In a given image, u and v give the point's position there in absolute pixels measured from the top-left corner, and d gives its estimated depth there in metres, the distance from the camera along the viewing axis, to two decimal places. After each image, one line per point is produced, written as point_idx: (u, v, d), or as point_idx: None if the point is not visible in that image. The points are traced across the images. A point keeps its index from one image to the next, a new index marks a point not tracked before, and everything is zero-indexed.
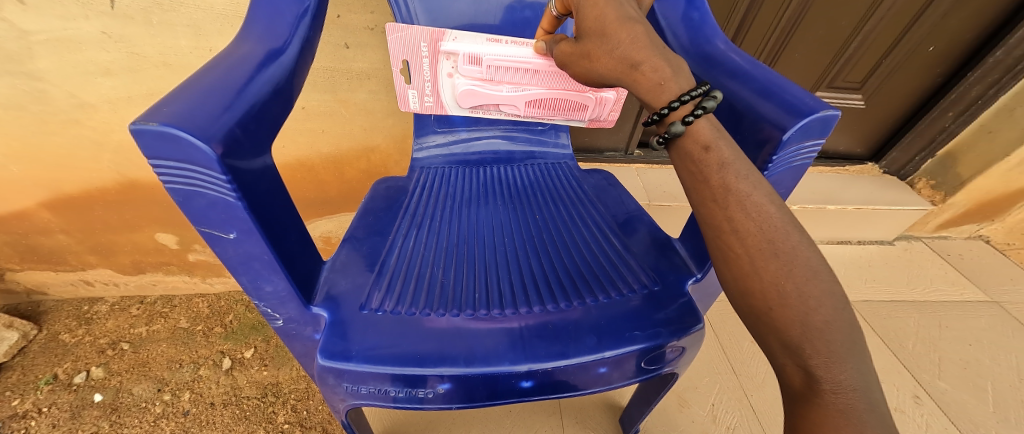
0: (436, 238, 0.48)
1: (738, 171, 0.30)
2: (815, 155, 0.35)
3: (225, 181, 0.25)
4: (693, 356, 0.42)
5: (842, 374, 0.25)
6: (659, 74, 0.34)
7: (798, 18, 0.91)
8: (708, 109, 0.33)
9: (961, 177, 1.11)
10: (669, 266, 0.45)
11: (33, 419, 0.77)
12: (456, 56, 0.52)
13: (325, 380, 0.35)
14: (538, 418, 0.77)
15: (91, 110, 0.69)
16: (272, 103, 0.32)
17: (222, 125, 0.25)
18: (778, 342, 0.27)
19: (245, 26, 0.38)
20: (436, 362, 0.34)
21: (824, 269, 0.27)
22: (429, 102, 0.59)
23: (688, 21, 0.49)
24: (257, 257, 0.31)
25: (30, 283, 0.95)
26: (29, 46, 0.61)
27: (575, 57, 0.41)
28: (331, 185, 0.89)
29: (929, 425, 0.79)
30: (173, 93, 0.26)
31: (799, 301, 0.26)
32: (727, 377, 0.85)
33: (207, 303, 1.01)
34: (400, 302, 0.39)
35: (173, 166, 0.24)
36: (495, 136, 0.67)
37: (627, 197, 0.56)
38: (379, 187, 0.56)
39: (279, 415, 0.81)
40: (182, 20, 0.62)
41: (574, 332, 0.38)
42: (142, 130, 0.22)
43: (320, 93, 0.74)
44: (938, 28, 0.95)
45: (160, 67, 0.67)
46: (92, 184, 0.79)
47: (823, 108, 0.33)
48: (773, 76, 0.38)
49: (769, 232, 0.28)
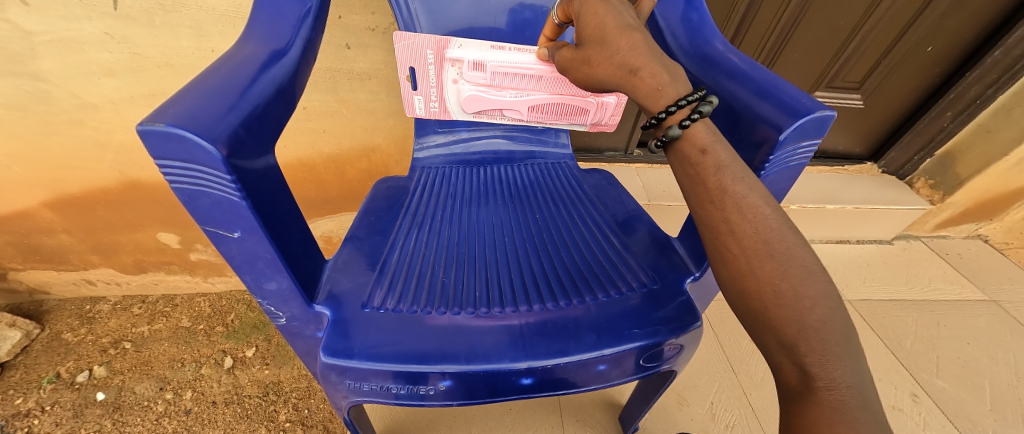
0: (437, 237, 0.49)
1: (735, 173, 0.30)
2: (811, 155, 0.36)
3: (230, 181, 0.26)
4: (691, 354, 0.42)
5: (837, 371, 0.25)
6: (657, 79, 0.35)
7: (797, 19, 0.91)
8: (705, 113, 0.33)
9: (960, 176, 1.11)
10: (668, 265, 0.45)
11: (35, 417, 0.78)
12: (462, 63, 0.53)
13: (327, 377, 0.36)
14: (538, 416, 0.78)
15: (94, 110, 0.70)
16: (275, 104, 0.33)
17: (226, 126, 0.26)
18: (774, 340, 0.28)
19: (248, 28, 0.39)
20: (437, 360, 0.35)
21: (819, 269, 0.28)
22: (434, 107, 0.59)
23: (687, 22, 0.49)
24: (260, 256, 0.31)
25: (33, 282, 0.96)
26: (33, 47, 0.61)
27: (575, 63, 0.41)
28: (331, 185, 0.89)
29: (926, 423, 0.80)
30: (178, 94, 0.27)
31: (794, 301, 0.27)
32: (726, 376, 0.85)
33: (208, 302, 1.01)
34: (402, 301, 0.40)
35: (179, 166, 0.25)
36: (496, 136, 0.67)
37: (626, 197, 0.57)
38: (380, 187, 0.56)
39: (279, 413, 0.81)
40: (184, 21, 0.63)
41: (573, 330, 0.38)
42: (148, 131, 0.23)
43: (321, 94, 0.74)
44: (937, 28, 0.96)
45: (162, 68, 0.67)
46: (94, 184, 0.80)
47: (819, 108, 0.33)
48: (771, 77, 0.39)
49: (765, 233, 0.28)
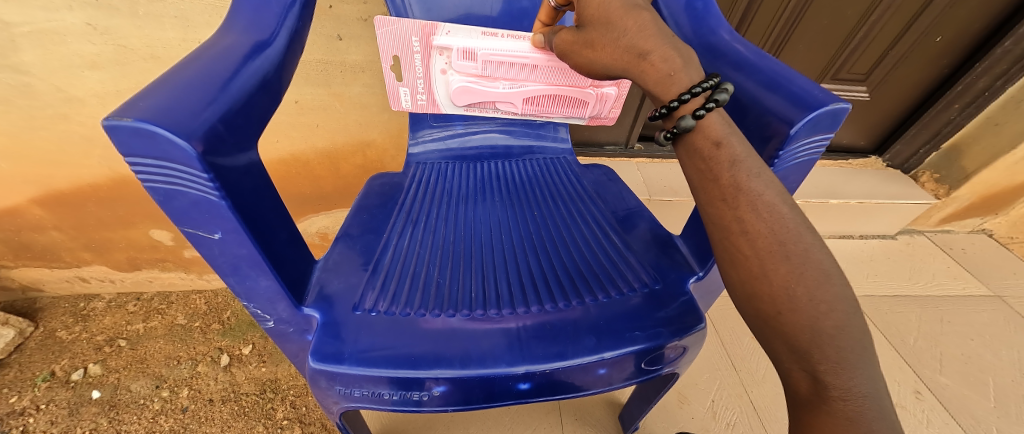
0: (432, 236, 0.47)
1: (750, 168, 0.29)
2: (822, 151, 0.34)
3: (208, 179, 0.24)
4: (693, 356, 0.41)
5: (852, 380, 0.24)
6: (669, 64, 0.33)
7: (803, 8, 0.89)
8: (720, 102, 0.31)
9: (966, 170, 1.10)
10: (669, 264, 0.44)
11: (31, 416, 0.77)
12: (450, 51, 0.51)
13: (317, 382, 0.34)
14: (537, 415, 0.77)
15: (78, 104, 0.68)
16: (260, 97, 0.31)
17: (203, 121, 0.24)
18: (785, 346, 0.26)
19: (230, 18, 0.37)
20: (430, 365, 0.34)
21: (837, 272, 0.26)
22: (421, 101, 0.57)
23: (691, 10, 0.47)
24: (245, 258, 0.30)
25: (25, 280, 0.95)
26: (13, 38, 0.59)
27: (576, 46, 0.39)
28: (325, 181, 0.88)
29: (930, 421, 0.79)
30: (152, 87, 0.25)
31: (810, 306, 0.25)
32: (727, 374, 0.85)
33: (205, 299, 1.00)
34: (394, 303, 0.38)
35: (152, 164, 0.23)
36: (494, 130, 0.66)
37: (627, 194, 0.55)
38: (374, 183, 0.54)
39: (277, 411, 0.80)
40: (169, 11, 0.60)
41: (572, 332, 0.37)
42: (116, 126, 0.21)
43: (313, 86, 0.72)
44: (947, 17, 0.93)
45: (149, 60, 0.65)
46: (84, 181, 0.78)
47: (833, 101, 0.32)
48: (780, 67, 0.37)
49: (781, 233, 0.27)
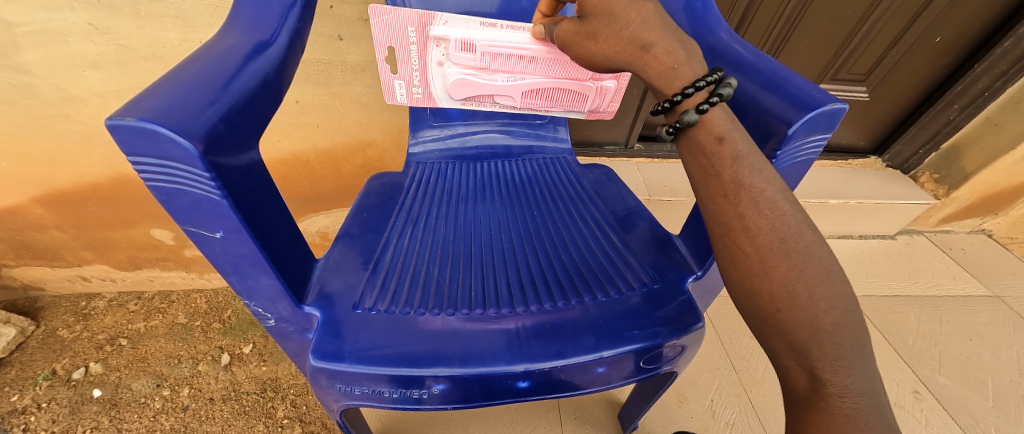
0: (432, 236, 0.47)
1: (752, 165, 0.29)
2: (819, 151, 0.34)
3: (209, 178, 0.24)
4: (692, 355, 0.41)
5: (849, 377, 0.24)
6: (672, 57, 0.33)
7: (803, 8, 0.89)
8: (725, 95, 0.32)
9: (966, 170, 1.10)
10: (668, 263, 0.44)
11: (32, 414, 0.77)
12: (448, 42, 0.51)
13: (317, 380, 0.35)
14: (536, 415, 0.77)
15: (80, 104, 0.68)
16: (261, 97, 0.31)
17: (205, 121, 0.24)
18: (782, 344, 0.27)
19: (231, 18, 0.37)
20: (430, 363, 0.34)
21: (836, 269, 0.26)
22: (417, 93, 0.57)
23: (691, 10, 0.47)
24: (246, 256, 0.30)
25: (27, 279, 0.95)
26: (14, 38, 0.59)
27: (579, 37, 0.39)
28: (326, 181, 0.88)
29: (929, 421, 0.79)
30: (154, 86, 0.25)
31: (809, 303, 0.25)
32: (726, 373, 0.85)
33: (205, 298, 1.00)
34: (394, 302, 0.38)
35: (154, 163, 0.23)
36: (493, 129, 0.66)
37: (626, 193, 0.55)
38: (374, 183, 0.54)
39: (278, 410, 0.80)
40: (170, 11, 0.61)
41: (571, 331, 0.37)
42: (119, 126, 0.21)
43: (313, 86, 0.72)
44: (947, 17, 0.93)
45: (150, 60, 0.65)
46: (85, 180, 0.78)
47: (830, 101, 0.32)
48: (778, 68, 0.37)
49: (782, 230, 0.27)
